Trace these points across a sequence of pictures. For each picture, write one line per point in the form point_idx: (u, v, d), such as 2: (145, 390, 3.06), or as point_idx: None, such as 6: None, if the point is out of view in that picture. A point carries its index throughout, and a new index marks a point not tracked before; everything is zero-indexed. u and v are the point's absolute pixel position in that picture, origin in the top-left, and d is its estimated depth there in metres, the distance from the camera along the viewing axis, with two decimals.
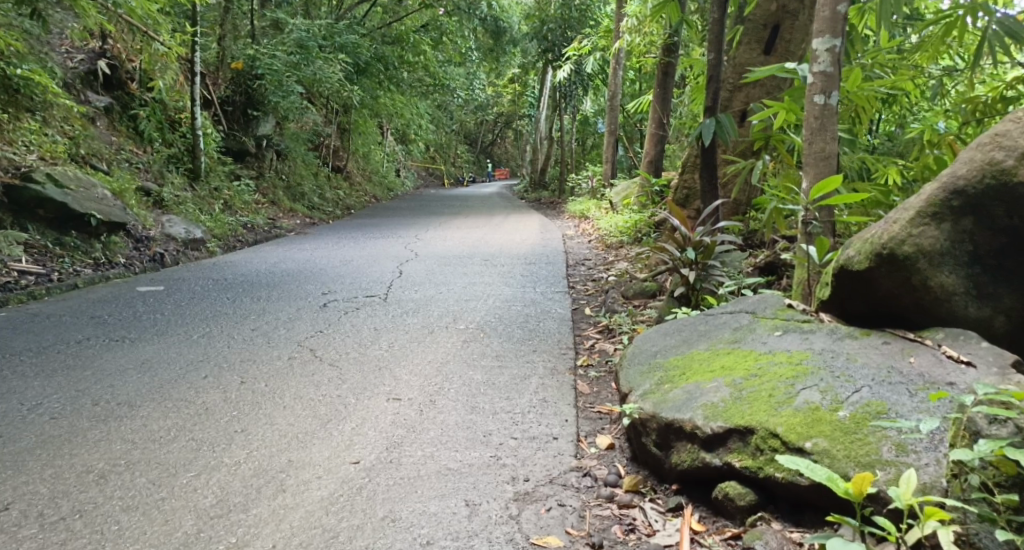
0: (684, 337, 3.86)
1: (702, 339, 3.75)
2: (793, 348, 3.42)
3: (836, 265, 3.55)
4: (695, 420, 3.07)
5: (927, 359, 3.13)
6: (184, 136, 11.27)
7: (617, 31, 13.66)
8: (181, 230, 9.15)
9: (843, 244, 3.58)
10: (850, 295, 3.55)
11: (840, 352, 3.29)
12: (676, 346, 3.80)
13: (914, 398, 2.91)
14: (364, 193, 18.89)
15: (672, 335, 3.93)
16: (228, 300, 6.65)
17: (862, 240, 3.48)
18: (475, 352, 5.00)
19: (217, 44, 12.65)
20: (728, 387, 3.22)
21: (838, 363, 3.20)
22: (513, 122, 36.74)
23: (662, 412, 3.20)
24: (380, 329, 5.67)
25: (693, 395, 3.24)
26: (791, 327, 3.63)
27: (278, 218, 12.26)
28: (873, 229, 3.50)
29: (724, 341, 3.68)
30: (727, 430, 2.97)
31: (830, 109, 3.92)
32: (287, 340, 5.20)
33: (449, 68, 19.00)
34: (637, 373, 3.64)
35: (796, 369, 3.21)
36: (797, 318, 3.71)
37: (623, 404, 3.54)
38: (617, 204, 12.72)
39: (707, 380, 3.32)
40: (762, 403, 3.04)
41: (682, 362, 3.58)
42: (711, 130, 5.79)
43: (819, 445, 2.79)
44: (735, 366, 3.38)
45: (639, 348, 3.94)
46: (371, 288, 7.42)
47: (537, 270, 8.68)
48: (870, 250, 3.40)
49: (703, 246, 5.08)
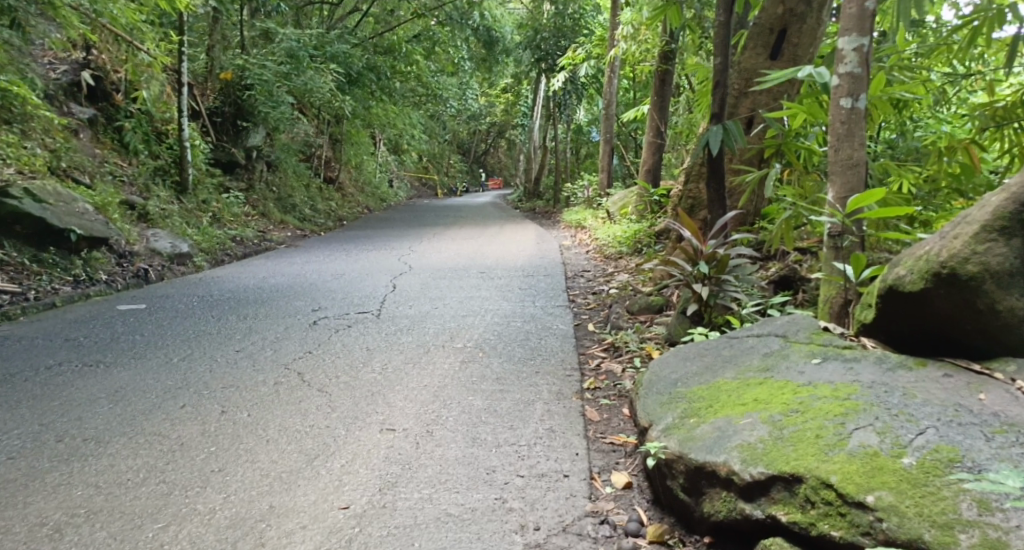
0: (708, 363, 3.57)
1: (728, 367, 3.46)
2: (836, 380, 3.13)
3: (884, 286, 3.29)
4: (731, 463, 2.80)
5: (1000, 397, 2.86)
6: (170, 148, 10.94)
7: (612, 39, 13.43)
8: (167, 244, 8.82)
9: (890, 262, 3.32)
10: (898, 320, 3.30)
11: (894, 387, 3.00)
12: (698, 373, 3.51)
13: (991, 443, 2.62)
14: (356, 204, 18.59)
15: (693, 361, 3.64)
16: (214, 319, 6.32)
17: (914, 258, 3.21)
18: (473, 374, 4.68)
19: (206, 55, 12.37)
20: (765, 424, 2.94)
21: (894, 401, 2.91)
22: (506, 132, 36.49)
23: (690, 453, 2.93)
24: (373, 349, 5.35)
25: (724, 433, 2.96)
26: (830, 354, 3.35)
27: (269, 230, 11.94)
28: (927, 245, 3.22)
29: (752, 369, 3.39)
30: (770, 477, 2.69)
31: (858, 113, 3.65)
32: (274, 362, 4.87)
33: (441, 78, 18.78)
34: (657, 405, 3.35)
35: (843, 406, 2.93)
36: (836, 344, 3.43)
37: (644, 439, 3.25)
38: (614, 213, 12.47)
39: (739, 415, 3.04)
40: (809, 446, 2.76)
41: (708, 393, 3.29)
42: (719, 137, 5.50)
43: (883, 499, 2.50)
44: (771, 399, 3.10)
45: (655, 374, 3.64)
46: (363, 304, 7.11)
47: (535, 283, 8.38)
48: (925, 269, 3.13)
49: (716, 259, 4.77)
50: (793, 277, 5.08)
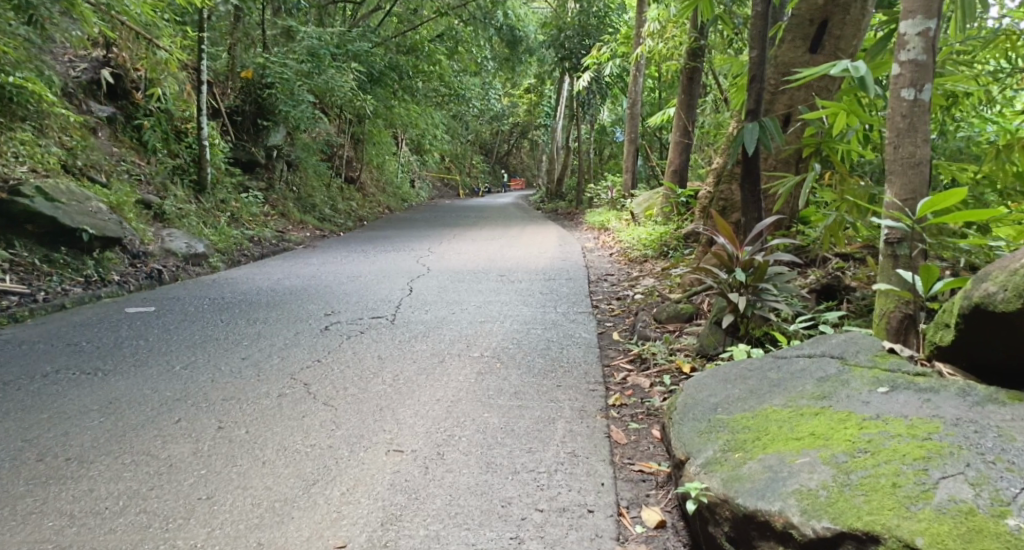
0: (751, 386, 3.23)
1: (775, 393, 3.12)
2: (910, 414, 2.77)
3: (969, 304, 2.92)
4: (788, 513, 2.46)
5: None
6: (190, 147, 10.67)
7: (638, 37, 13.05)
8: (182, 244, 8.59)
9: (976, 277, 2.94)
10: (982, 346, 2.94)
11: (986, 426, 2.63)
12: (739, 396, 3.18)
13: None
14: (377, 205, 18.33)
15: (734, 383, 3.29)
16: (222, 323, 6.04)
17: (1007, 272, 2.84)
18: (490, 388, 4.36)
19: (227, 54, 12.16)
20: (827, 466, 2.60)
21: (988, 444, 2.55)
22: (529, 133, 36.14)
23: (735, 496, 2.60)
24: (385, 358, 5.05)
25: (777, 473, 2.63)
26: (898, 381, 3.00)
27: (288, 231, 11.69)
28: (1023, 257, 2.86)
29: (802, 395, 3.05)
30: (838, 534, 2.36)
31: (921, 105, 3.30)
32: (279, 371, 4.58)
33: (464, 78, 18.50)
34: (694, 433, 3.01)
35: (923, 448, 2.57)
36: (905, 370, 3.06)
37: (679, 474, 2.92)
38: (638, 215, 12.11)
39: (796, 453, 2.70)
40: (884, 498, 2.41)
41: (755, 422, 2.95)
42: (754, 135, 5.14)
43: None
44: (833, 434, 2.75)
45: (690, 397, 3.31)
46: (377, 308, 6.81)
47: (556, 287, 8.05)
48: (1020, 286, 2.77)
49: (753, 266, 4.42)
50: (836, 286, 4.73)
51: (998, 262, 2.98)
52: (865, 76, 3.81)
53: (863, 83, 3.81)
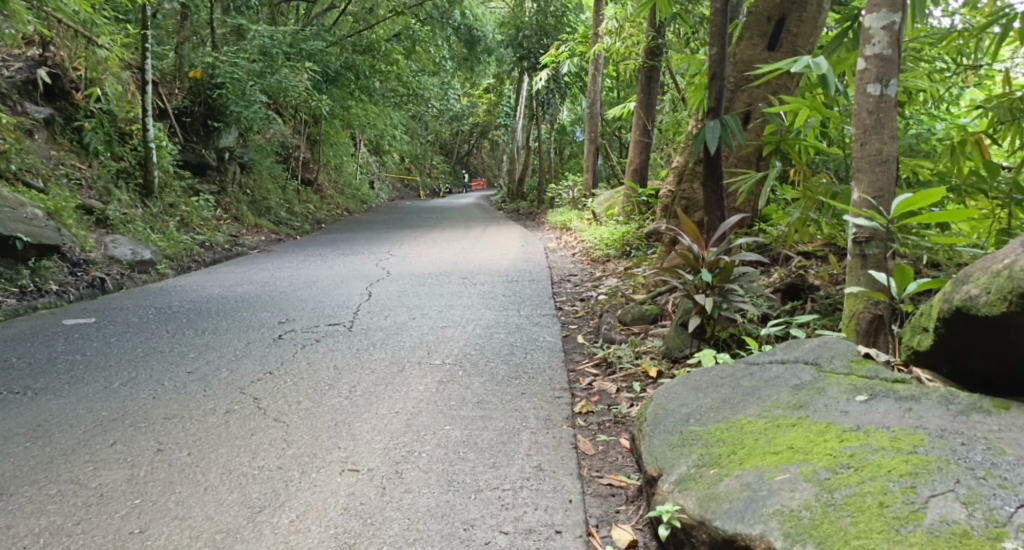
0: (724, 395, 3.13)
1: (749, 403, 3.02)
2: (893, 425, 2.68)
3: (951, 306, 2.85)
4: (769, 537, 2.35)
5: None
6: (135, 149, 10.34)
7: (596, 35, 12.99)
8: (127, 251, 8.30)
9: (957, 281, 2.88)
10: (965, 350, 2.89)
11: (974, 438, 2.55)
12: (712, 406, 3.07)
13: None
14: (335, 207, 18.02)
15: (707, 392, 3.19)
16: (169, 334, 5.81)
17: (988, 274, 2.78)
18: (452, 397, 4.21)
19: (174, 53, 11.97)
20: (809, 483, 2.50)
21: (977, 458, 2.46)
22: (490, 133, 36.00)
23: (712, 518, 2.49)
24: (342, 368, 4.87)
25: (756, 492, 2.52)
26: (878, 389, 2.91)
27: (242, 235, 11.40)
28: (1004, 257, 2.81)
29: (779, 404, 2.96)
30: None
31: (887, 101, 3.22)
32: (227, 385, 4.39)
33: (422, 78, 18.32)
34: (666, 447, 2.90)
35: (909, 462, 2.48)
36: (885, 377, 2.97)
37: (651, 491, 2.80)
38: (599, 214, 12.04)
39: (775, 469, 2.60)
40: (871, 520, 2.33)
41: (731, 435, 2.84)
42: (715, 133, 5.05)
43: None
44: (813, 448, 2.65)
45: (660, 407, 3.19)
46: (334, 315, 6.61)
47: (519, 289, 7.91)
48: (1002, 288, 2.71)
49: (719, 267, 4.32)
50: (800, 285, 4.67)
51: (978, 261, 2.92)
52: (827, 73, 3.70)
53: (825, 80, 3.72)
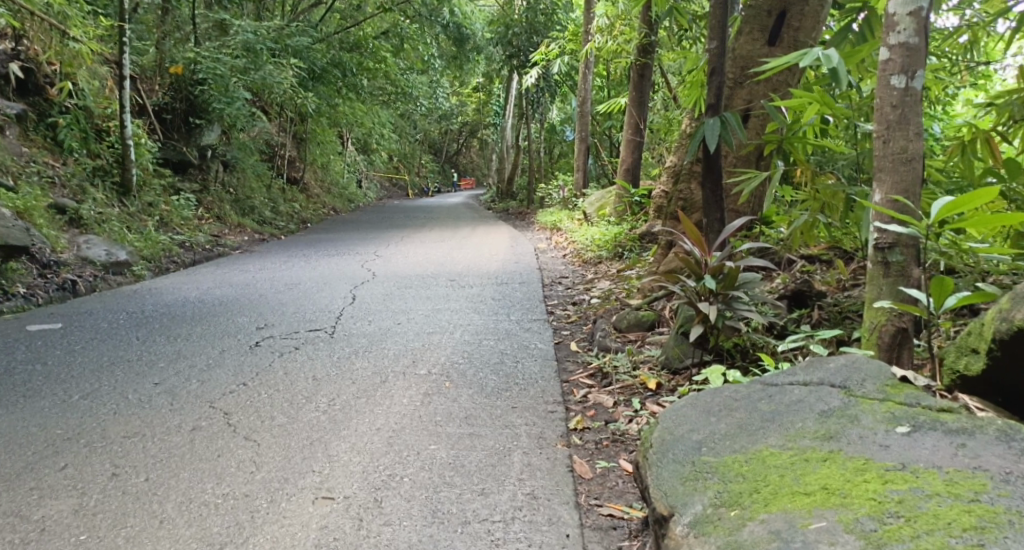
0: (739, 420, 2.85)
1: (768, 431, 2.75)
2: (945, 465, 2.40)
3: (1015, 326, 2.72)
4: None
5: None
6: (112, 147, 9.99)
7: (587, 33, 12.75)
8: (102, 252, 7.99)
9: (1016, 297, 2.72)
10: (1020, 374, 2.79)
11: None
12: (726, 433, 2.80)
13: None
14: (322, 206, 17.71)
15: (718, 416, 2.91)
16: (140, 341, 5.53)
17: None
18: (437, 413, 3.95)
19: (155, 49, 11.56)
20: (851, 535, 2.22)
21: None
22: (479, 132, 35.76)
23: None
24: (321, 380, 4.58)
25: (787, 542, 2.25)
26: (920, 419, 2.64)
27: (224, 235, 11.08)
28: None
29: (804, 433, 2.69)
30: None
31: (913, 94, 3.02)
32: (196, 399, 4.17)
33: (411, 76, 18.07)
34: (678, 482, 2.62)
35: (972, 514, 2.19)
36: (931, 404, 2.70)
37: (661, 533, 2.53)
38: (591, 215, 11.79)
39: (808, 515, 2.32)
40: None
41: (751, 469, 2.57)
42: (715, 131, 4.79)
43: None
44: (852, 490, 2.36)
45: (667, 433, 2.91)
46: (315, 320, 6.34)
47: (509, 292, 7.63)
48: None
49: (724, 272, 4.02)
50: (806, 293, 4.40)
51: None
52: (837, 66, 3.40)
53: (836, 73, 3.41)
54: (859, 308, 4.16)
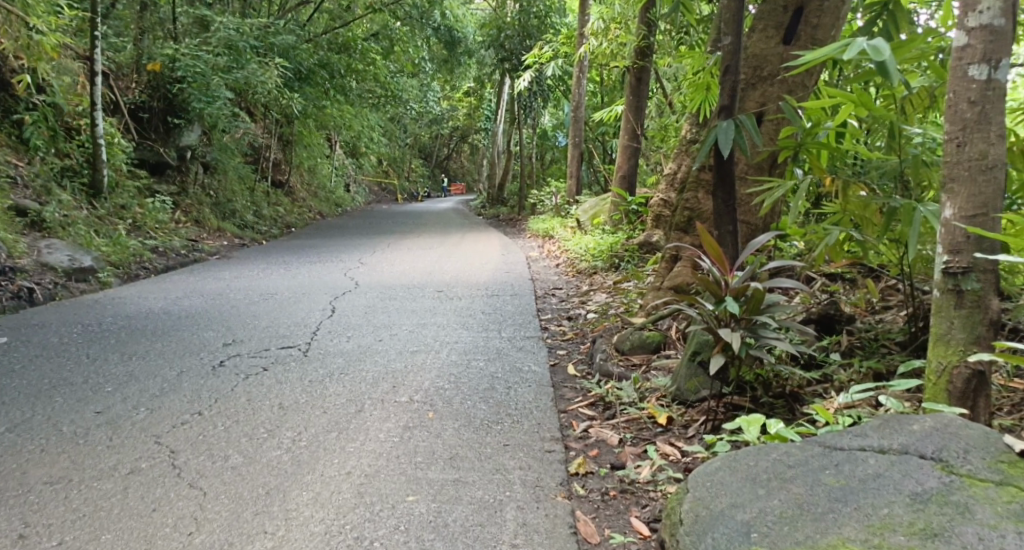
0: (798, 498, 2.43)
1: (833, 516, 2.33)
2: None
3: None
4: None
5: None
6: (83, 145, 9.46)
7: (582, 35, 12.28)
8: (64, 257, 7.44)
9: None
10: None
11: None
12: (781, 515, 2.37)
13: None
14: (308, 210, 17.20)
15: (762, 488, 2.50)
16: (90, 360, 4.99)
17: None
18: (418, 452, 3.46)
19: (133, 46, 10.98)
20: None
21: None
22: (470, 136, 35.29)
23: None
24: (287, 408, 4.05)
25: None
26: None
27: (203, 240, 10.54)
28: None
29: (895, 525, 2.24)
30: None
31: (995, 88, 2.67)
32: (141, 431, 3.67)
33: (400, 79, 17.60)
34: None
35: None
36: None
37: None
38: (584, 222, 11.35)
39: None
40: None
41: None
42: (729, 136, 4.23)
43: None
44: None
45: (701, 506, 2.52)
46: (289, 335, 5.81)
47: (498, 305, 7.14)
48: None
49: (746, 295, 3.47)
50: (834, 315, 3.94)
51: None
52: (887, 59, 2.80)
53: (885, 68, 2.82)
54: (896, 337, 3.71)
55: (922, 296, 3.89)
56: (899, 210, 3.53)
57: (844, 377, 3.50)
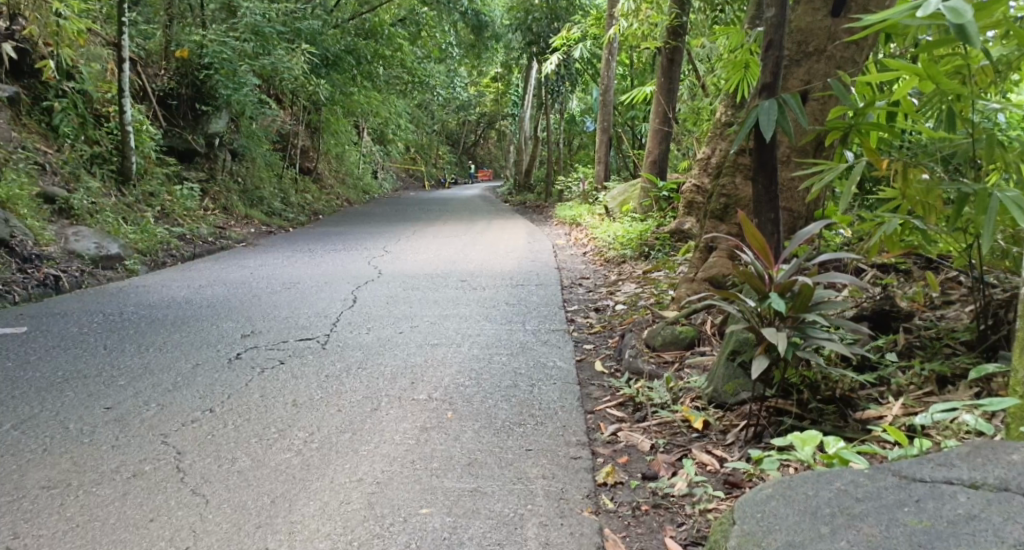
0: (873, 539, 2.17)
1: None
2: None
3: None
4: None
5: None
6: (113, 133, 9.29)
7: (612, 17, 11.93)
8: (90, 244, 7.30)
9: None
10: None
11: None
12: None
13: None
14: (336, 196, 17.06)
15: (826, 527, 2.25)
16: (106, 351, 4.81)
17: None
18: (435, 456, 3.22)
19: (161, 32, 10.83)
20: None
21: None
22: (497, 123, 35.01)
23: None
24: (301, 405, 3.82)
25: None
26: None
27: (230, 227, 10.40)
28: None
29: None
30: None
31: None
32: (147, 430, 3.46)
33: (427, 64, 17.34)
34: None
35: None
36: None
37: None
38: (613, 209, 11.05)
39: None
40: None
41: None
42: (773, 115, 3.88)
43: None
44: None
45: (752, 542, 2.28)
46: (308, 327, 5.60)
47: (525, 295, 6.89)
48: None
49: (793, 291, 3.19)
50: (888, 312, 3.74)
51: None
52: (968, 23, 2.72)
53: (966, 31, 2.72)
54: (960, 336, 3.48)
55: (988, 291, 3.59)
56: (970, 197, 3.20)
57: (903, 381, 3.30)
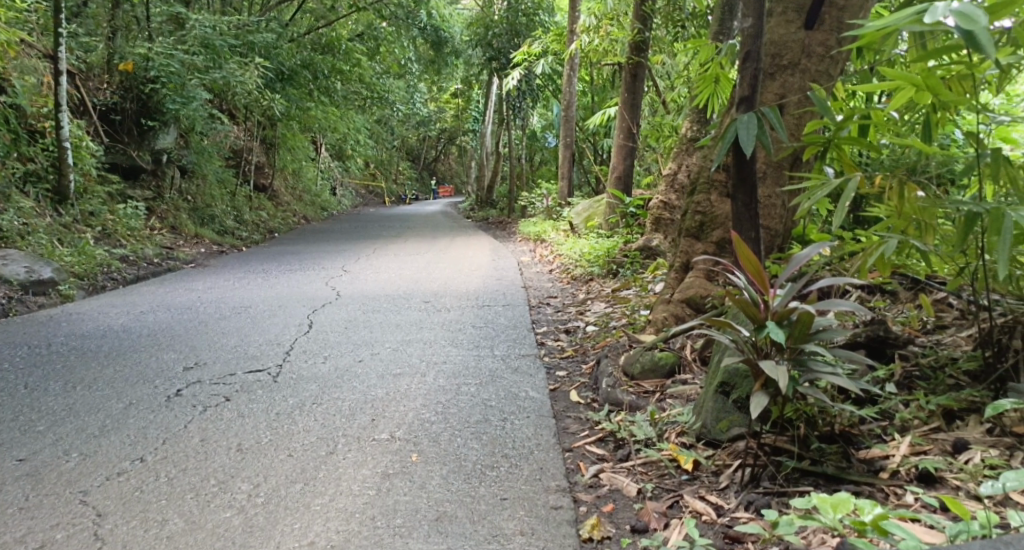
0: None
1: None
2: None
3: None
4: None
5: None
6: (48, 149, 8.74)
7: (574, 32, 11.69)
8: (20, 269, 6.78)
9: None
10: None
11: None
12: None
13: None
14: (292, 213, 16.55)
15: None
16: (27, 391, 4.35)
17: None
18: (395, 512, 2.87)
19: (103, 45, 10.29)
20: None
21: None
22: (457, 139, 34.72)
23: None
24: (247, 450, 3.41)
25: None
26: None
27: (178, 247, 9.91)
28: None
29: None
30: None
31: None
32: (66, 486, 3.06)
33: (387, 80, 16.96)
34: None
35: None
36: None
37: None
38: (578, 225, 10.77)
39: None
40: None
41: None
42: (754, 129, 3.59)
43: None
44: None
45: None
46: (258, 357, 5.18)
47: (492, 317, 6.53)
48: None
49: (790, 320, 2.90)
50: (885, 338, 3.47)
51: None
52: (979, 32, 2.48)
53: (977, 41, 2.49)
54: (964, 365, 3.23)
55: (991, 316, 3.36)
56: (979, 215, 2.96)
57: (907, 415, 3.04)
